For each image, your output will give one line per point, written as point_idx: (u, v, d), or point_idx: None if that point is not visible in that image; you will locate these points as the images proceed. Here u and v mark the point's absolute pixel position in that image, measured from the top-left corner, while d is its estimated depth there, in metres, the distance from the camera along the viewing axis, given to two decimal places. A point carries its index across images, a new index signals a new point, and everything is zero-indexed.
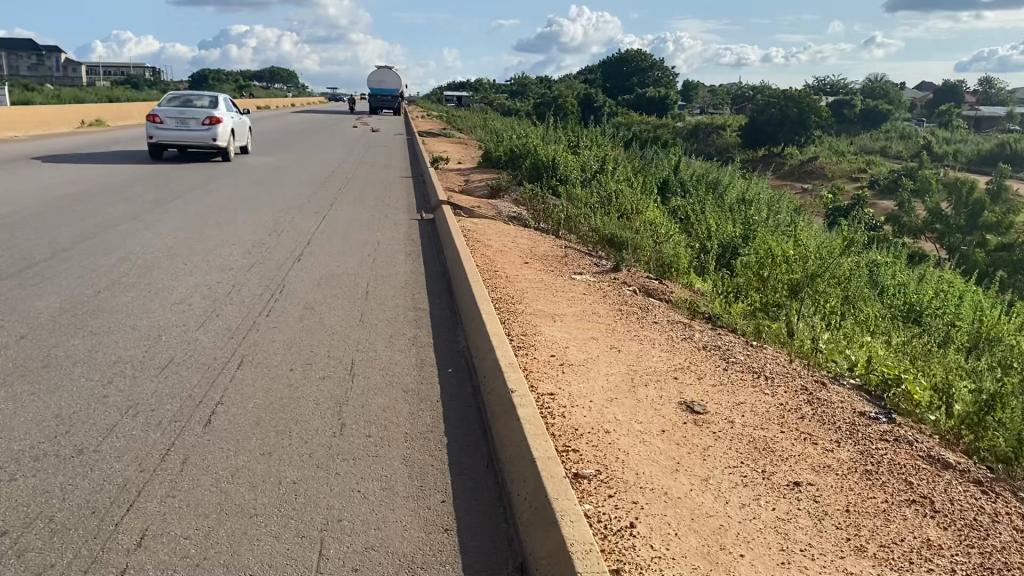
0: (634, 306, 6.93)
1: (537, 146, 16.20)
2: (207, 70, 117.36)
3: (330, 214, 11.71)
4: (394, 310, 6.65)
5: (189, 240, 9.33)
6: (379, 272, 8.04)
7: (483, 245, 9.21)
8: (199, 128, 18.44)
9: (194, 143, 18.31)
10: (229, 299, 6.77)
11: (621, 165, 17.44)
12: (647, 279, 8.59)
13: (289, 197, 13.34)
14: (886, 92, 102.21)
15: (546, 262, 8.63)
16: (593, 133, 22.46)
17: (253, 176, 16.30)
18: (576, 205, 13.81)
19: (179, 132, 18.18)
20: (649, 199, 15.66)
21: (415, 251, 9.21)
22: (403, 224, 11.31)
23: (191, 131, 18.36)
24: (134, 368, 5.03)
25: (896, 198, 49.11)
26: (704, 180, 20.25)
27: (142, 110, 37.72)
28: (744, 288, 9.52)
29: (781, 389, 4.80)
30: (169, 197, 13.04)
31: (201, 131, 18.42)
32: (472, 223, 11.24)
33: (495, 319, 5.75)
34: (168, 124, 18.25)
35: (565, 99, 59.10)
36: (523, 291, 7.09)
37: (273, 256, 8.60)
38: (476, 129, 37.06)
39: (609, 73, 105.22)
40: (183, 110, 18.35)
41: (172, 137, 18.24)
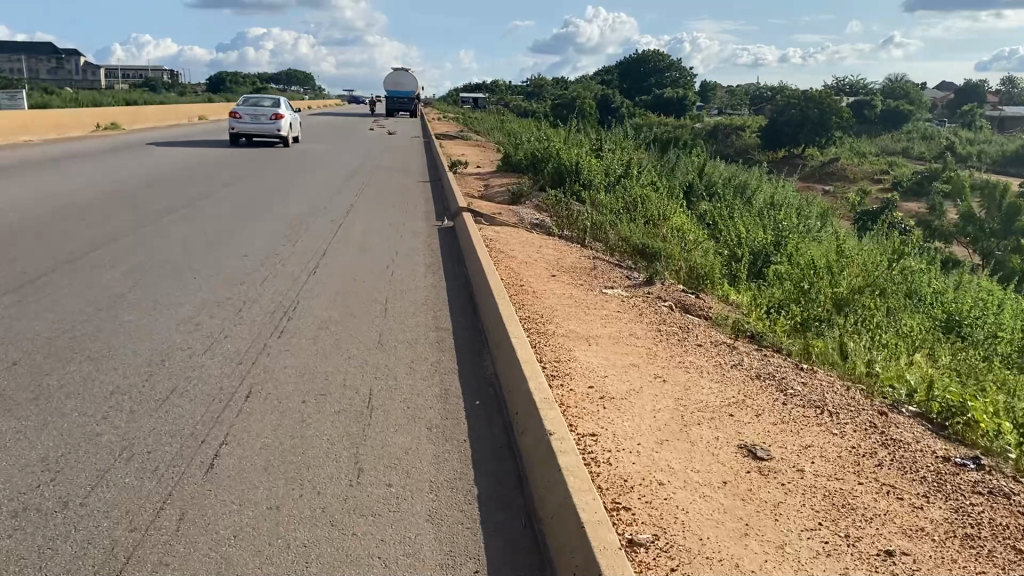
0: (673, 327, 6.42)
1: (559, 150, 15.71)
2: (225, 73, 117.70)
3: (346, 222, 11.27)
4: (414, 330, 6.19)
5: (199, 252, 8.91)
6: (398, 286, 7.59)
7: (507, 256, 8.73)
8: (269, 122, 24.32)
9: (265, 134, 24.27)
10: (239, 318, 6.33)
11: (644, 169, 16.94)
12: (682, 292, 8.09)
13: (304, 204, 12.92)
14: (908, 92, 100.97)
15: (574, 275, 8.14)
16: (614, 135, 21.94)
17: (268, 181, 15.91)
18: (601, 211, 13.31)
19: (254, 126, 24.08)
20: (676, 204, 15.15)
21: (435, 263, 8.76)
22: (422, 233, 10.86)
23: (263, 125, 24.31)
24: (132, 401, 4.59)
25: (921, 199, 48.24)
26: (730, 184, 19.70)
27: (158, 113, 37.53)
28: (783, 302, 9.01)
29: (849, 427, 4.30)
30: (180, 203, 12.64)
31: (271, 124, 24.28)
32: (494, 232, 10.77)
33: (525, 342, 5.27)
34: (246, 119, 24.41)
35: (583, 100, 58.58)
36: (552, 309, 6.60)
37: (286, 269, 8.16)
38: (494, 132, 36.61)
39: (626, 74, 104.55)
40: (257, 110, 24.41)
41: (249, 129, 24.35)
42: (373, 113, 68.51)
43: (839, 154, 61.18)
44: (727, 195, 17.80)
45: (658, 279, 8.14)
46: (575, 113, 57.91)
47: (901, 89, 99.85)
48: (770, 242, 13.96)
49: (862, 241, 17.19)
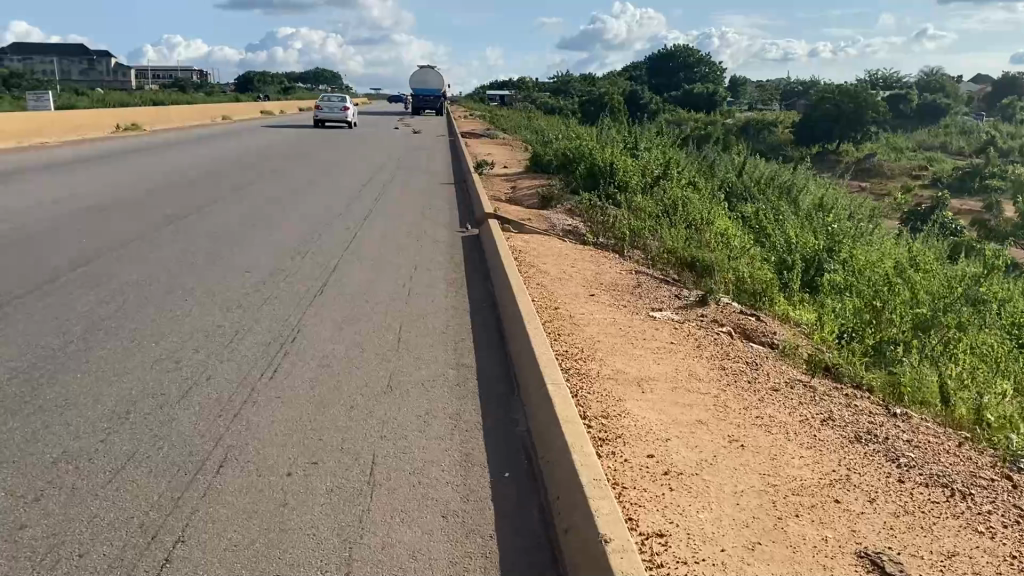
0: (738, 363, 5.42)
1: (593, 149, 14.71)
2: (253, 73, 117.95)
3: (362, 231, 10.37)
4: (432, 367, 5.25)
5: (197, 267, 8.04)
6: (415, 310, 6.66)
7: (539, 272, 7.77)
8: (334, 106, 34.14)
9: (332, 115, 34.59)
10: (229, 353, 5.45)
11: (684, 168, 15.87)
12: (741, 314, 7.07)
13: (320, 210, 12.03)
14: (945, 86, 98.40)
15: (617, 293, 7.16)
16: (648, 132, 20.88)
17: (284, 185, 15.06)
18: (639, 215, 12.30)
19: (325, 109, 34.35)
20: (718, 207, 14.09)
21: (459, 280, 7.81)
22: (444, 243, 9.93)
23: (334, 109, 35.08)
24: (77, 474, 3.68)
25: (962, 196, 46.62)
26: (773, 183, 18.55)
27: (181, 114, 36.95)
28: (851, 322, 7.97)
29: (996, 523, 3.29)
30: (187, 210, 11.81)
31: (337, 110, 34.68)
32: (523, 241, 9.80)
33: (566, 393, 4.29)
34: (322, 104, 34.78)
35: (612, 95, 57.36)
36: (595, 339, 5.63)
37: (290, 287, 7.26)
38: (521, 129, 35.64)
39: (655, 70, 102.90)
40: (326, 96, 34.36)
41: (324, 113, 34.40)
42: (400, 112, 67.68)
43: (877, 149, 59.38)
44: (771, 196, 16.68)
45: (712, 299, 7.13)
46: (604, 110, 56.65)
47: (938, 82, 97.29)
48: (823, 248, 12.86)
49: (918, 245, 16.01)
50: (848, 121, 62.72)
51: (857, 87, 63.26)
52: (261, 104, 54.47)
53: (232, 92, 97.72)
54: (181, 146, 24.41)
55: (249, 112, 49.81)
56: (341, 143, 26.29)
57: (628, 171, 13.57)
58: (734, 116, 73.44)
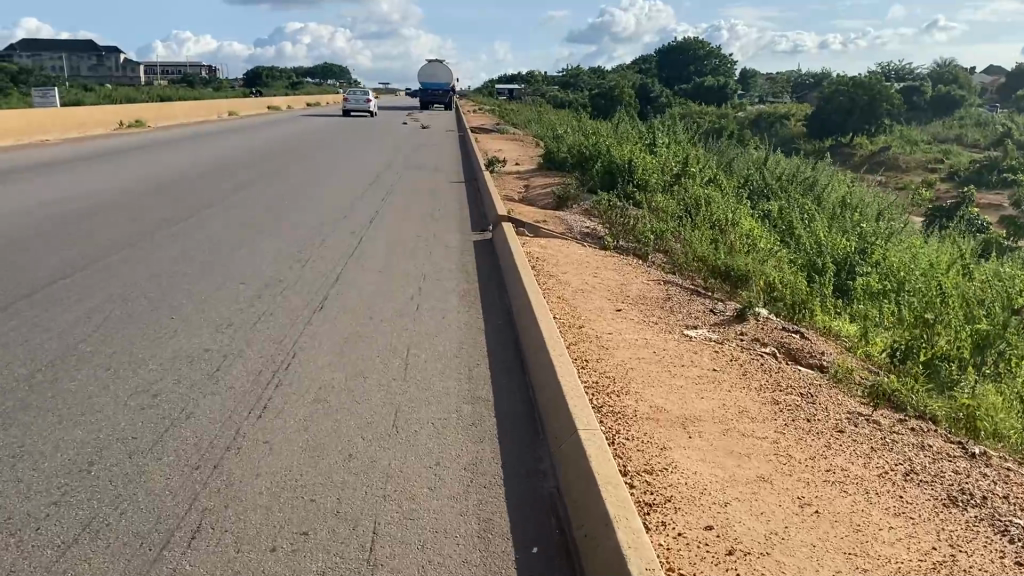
0: (791, 395, 4.78)
1: (609, 146, 14.05)
2: (261, 68, 117.46)
3: (368, 235, 9.75)
4: (444, 400, 4.62)
5: (189, 278, 7.43)
6: (425, 328, 6.02)
7: (559, 283, 7.13)
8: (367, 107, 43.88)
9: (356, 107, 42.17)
10: (215, 384, 4.83)
11: (705, 166, 15.16)
12: (783, 331, 6.43)
13: (323, 212, 11.41)
14: (959, 78, 96.97)
15: (645, 308, 6.52)
16: (664, 127, 20.17)
17: (288, 185, 14.46)
18: (661, 216, 11.63)
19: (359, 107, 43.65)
20: (742, 208, 13.39)
21: (472, 293, 7.18)
22: (455, 248, 9.30)
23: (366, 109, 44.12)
24: (20, 551, 3.07)
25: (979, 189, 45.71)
26: (795, 179, 17.84)
27: (186, 110, 36.41)
28: (899, 338, 7.30)
29: None
30: (184, 213, 11.19)
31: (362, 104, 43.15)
32: (538, 245, 9.16)
33: (602, 442, 3.67)
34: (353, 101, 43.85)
35: (622, 88, 56.57)
36: (627, 366, 4.99)
37: (288, 302, 6.64)
38: (531, 124, 34.96)
39: (665, 63, 101.85)
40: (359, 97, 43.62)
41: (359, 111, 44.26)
42: (408, 106, 67.02)
43: (892, 141, 58.36)
44: (795, 194, 15.97)
45: (751, 314, 6.47)
46: (614, 104, 55.78)
47: (952, 73, 95.70)
48: (854, 250, 12.17)
49: (949, 245, 15.27)
50: (863, 113, 61.69)
51: (871, 79, 62.20)
52: (267, 100, 53.85)
53: (239, 87, 97.21)
54: (183, 143, 23.81)
55: (255, 108, 49.19)
56: (348, 140, 25.66)
57: (649, 168, 12.89)
58: (745, 109, 72.45)
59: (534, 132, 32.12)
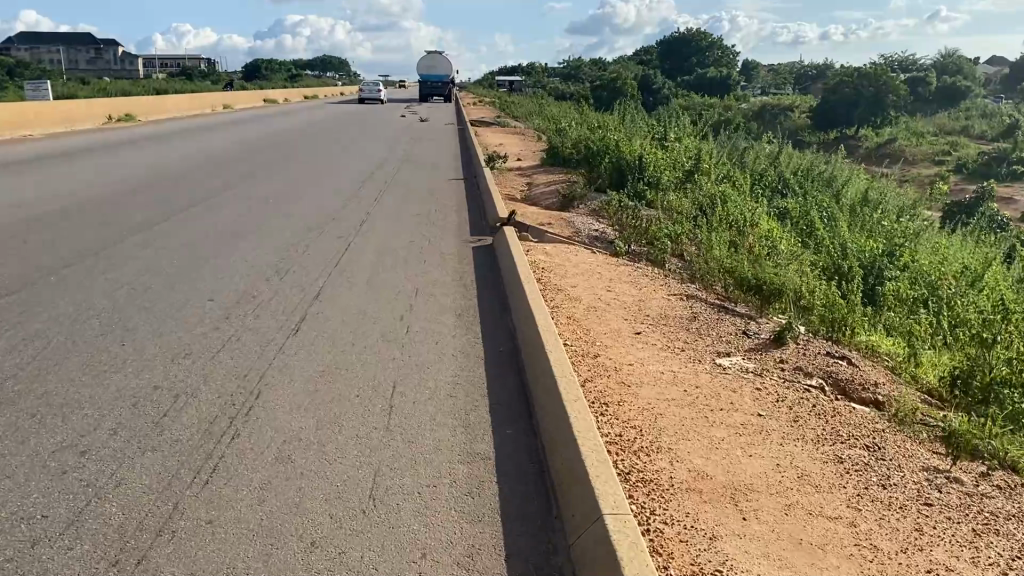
0: (856, 449, 3.94)
1: (617, 140, 13.17)
2: (261, 60, 116.53)
3: (357, 241, 8.91)
4: (433, 458, 3.79)
5: (151, 295, 6.59)
6: (414, 357, 5.19)
7: (569, 299, 6.29)
8: None
9: None
10: (159, 436, 4.01)
11: (718, 162, 14.29)
12: (827, 356, 5.58)
13: (310, 215, 10.57)
14: (964, 69, 95.84)
15: (668, 329, 5.68)
16: (673, 120, 19.27)
17: (277, 183, 13.61)
18: (675, 217, 10.77)
19: None
20: (760, 208, 12.55)
21: (470, 311, 6.34)
22: (451, 256, 8.47)
23: None
24: None
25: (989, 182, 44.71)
26: (811, 174, 16.96)
27: (178, 103, 35.48)
28: (953, 360, 6.45)
29: None
30: (159, 216, 10.34)
31: None
32: (543, 250, 8.31)
33: (636, 537, 2.84)
34: None
35: (625, 80, 55.56)
36: (655, 410, 4.16)
37: (259, 325, 5.81)
38: (533, 117, 34.07)
39: (667, 53, 100.71)
40: None
41: None
42: (407, 99, 66.03)
43: (898, 133, 57.36)
44: (813, 192, 15.10)
45: (790, 336, 5.62)
46: (617, 96, 54.82)
47: (957, 63, 94.61)
48: (882, 254, 11.33)
49: (977, 246, 14.40)
50: (869, 105, 60.74)
51: (877, 70, 61.18)
52: (263, 93, 52.90)
53: (237, 81, 96.18)
54: (173, 138, 22.93)
55: (252, 101, 48.23)
56: (344, 134, 24.79)
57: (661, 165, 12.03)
58: (748, 100, 71.46)
59: (535, 126, 31.25)
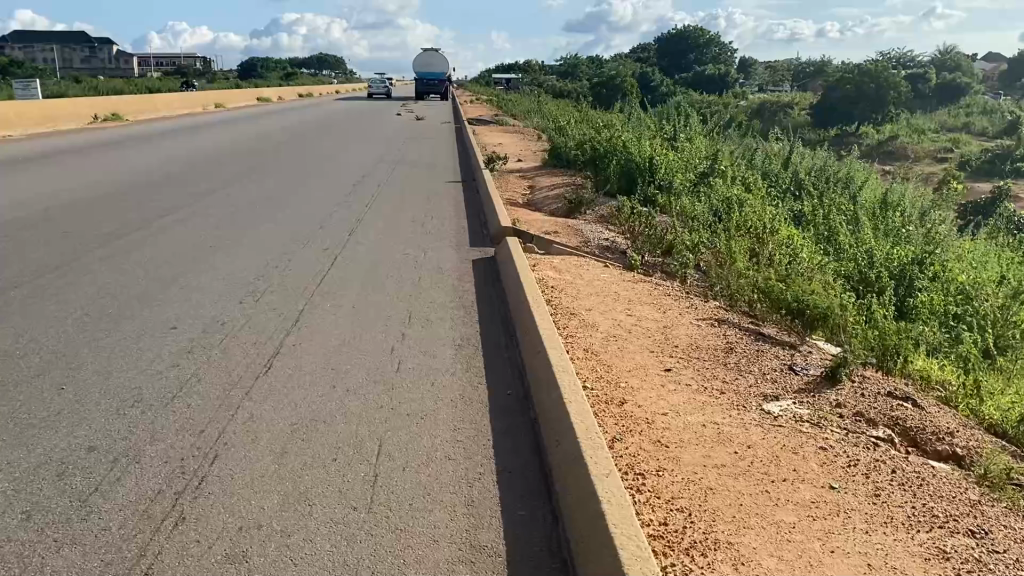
0: (959, 536, 3.17)
1: (625, 140, 12.36)
2: (256, 58, 115.60)
3: (346, 254, 8.09)
4: (427, 555, 2.98)
5: (107, 324, 5.78)
6: (404, 403, 4.37)
7: (584, 326, 5.48)
8: None
9: None
10: (83, 523, 3.19)
11: (731, 164, 13.48)
12: (888, 397, 4.79)
13: (296, 223, 9.75)
14: (963, 64, 94.99)
15: (702, 365, 4.88)
16: (680, 118, 18.45)
17: (263, 186, 12.78)
18: (690, 224, 9.96)
19: None
20: (778, 213, 11.74)
21: (470, 340, 5.53)
22: (448, 270, 7.65)
23: None
24: None
25: (993, 180, 43.94)
26: (826, 175, 16.15)
27: (168, 102, 34.61)
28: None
29: None
30: (132, 224, 9.51)
31: None
32: (550, 264, 7.50)
33: None
34: None
35: (624, 77, 54.73)
36: (703, 483, 3.37)
37: (226, 362, 4.99)
38: (532, 116, 33.22)
39: (664, 49, 99.80)
40: None
41: None
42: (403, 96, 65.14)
43: (900, 129, 56.58)
44: (829, 194, 14.30)
45: (845, 373, 4.83)
46: (615, 93, 53.99)
47: (956, 59, 93.85)
48: (911, 262, 10.53)
49: (1004, 250, 13.62)
50: (870, 101, 59.97)
51: (878, 66, 60.32)
52: (256, 91, 51.95)
53: (232, 78, 95.08)
54: (159, 137, 22.07)
55: (244, 100, 47.28)
56: (337, 134, 23.95)
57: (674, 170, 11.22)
58: (747, 97, 70.66)
59: (533, 124, 30.45)
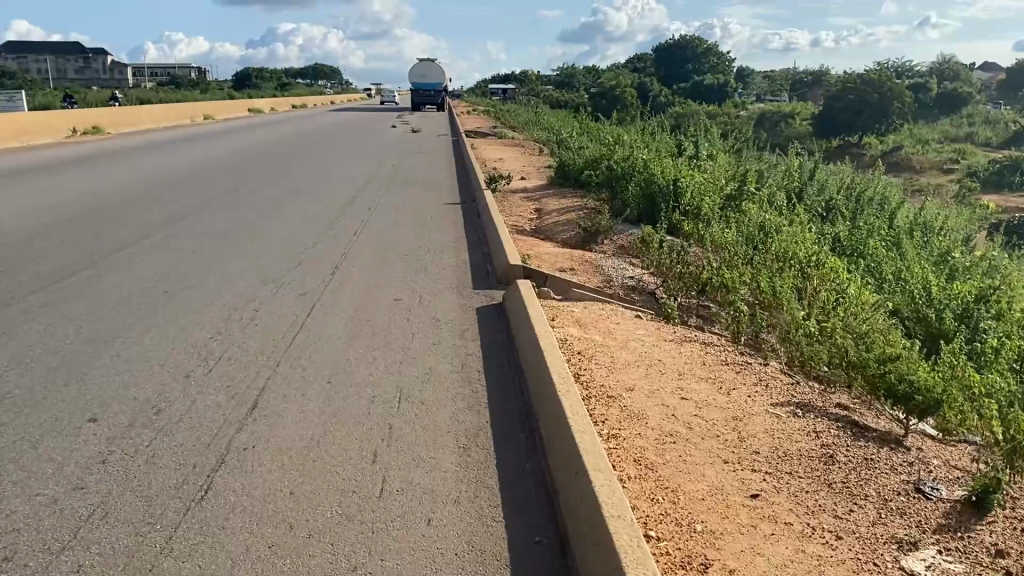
0: None
1: (644, 158, 11.10)
2: (250, 69, 114.49)
3: (326, 300, 6.78)
4: None
5: (9, 411, 4.46)
6: (390, 560, 3.06)
7: (630, 418, 4.16)
8: None
9: None
10: None
11: (758, 183, 12.21)
12: None
13: (271, 259, 8.44)
14: (961, 73, 93.96)
15: (800, 489, 3.57)
16: (696, 131, 17.15)
17: (239, 212, 11.48)
18: (725, 257, 8.65)
19: None
20: (817, 243, 10.48)
21: (478, 437, 4.20)
22: (448, 322, 6.35)
23: None
24: None
25: (1002, 191, 42.79)
26: (855, 193, 14.89)
27: (153, 113, 33.29)
28: None
29: None
30: (80, 260, 8.19)
31: None
32: (570, 315, 6.18)
33: None
34: None
35: (623, 87, 53.56)
36: None
37: (148, 482, 3.66)
38: (532, 128, 31.99)
39: (661, 58, 98.68)
40: None
41: None
42: (398, 106, 63.79)
43: (904, 140, 55.43)
44: (864, 217, 13.04)
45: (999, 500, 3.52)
46: (614, 104, 52.73)
47: (955, 68, 92.82)
48: (973, 300, 9.25)
49: None
50: (873, 111, 58.83)
51: (880, 76, 59.25)
52: (247, 102, 50.56)
53: (225, 89, 93.65)
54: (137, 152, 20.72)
55: (235, 111, 45.95)
56: (328, 148, 22.63)
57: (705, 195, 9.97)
58: (748, 106, 69.47)
59: (533, 138, 29.22)
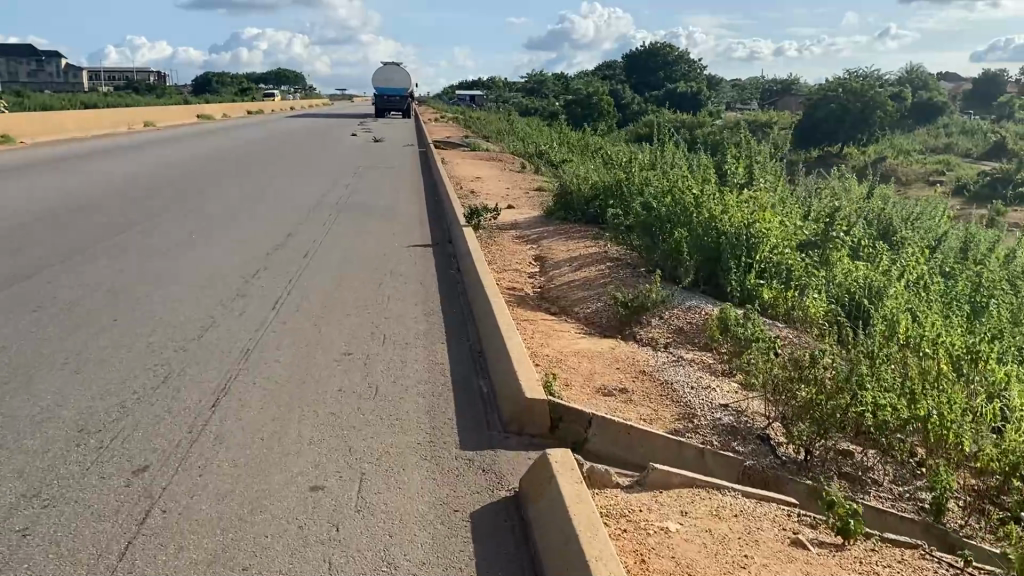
0: None
1: (694, 188, 7.89)
2: (210, 75, 110.02)
3: (174, 501, 3.49)
4: None
5: None
6: None
7: None
8: None
9: None
10: None
11: (837, 217, 9.07)
12: None
13: (124, 368, 5.13)
14: (933, 82, 92.25)
15: None
16: (724, 148, 14.02)
17: (117, 264, 8.09)
18: (856, 359, 5.52)
19: None
20: (942, 314, 7.41)
21: None
22: (415, 556, 3.09)
23: None
24: None
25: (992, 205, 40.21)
26: (930, 229, 11.84)
27: (79, 120, 29.41)
28: None
29: None
30: None
31: None
32: (672, 559, 2.96)
33: None
34: None
35: (599, 93, 50.49)
36: None
37: None
38: (507, 140, 28.77)
39: (633, 65, 95.73)
40: None
41: None
42: (359, 115, 59.80)
43: (888, 150, 52.92)
44: (962, 265, 9.98)
45: None
46: (589, 114, 49.53)
47: (928, 74, 90.45)
48: None
49: None
50: (855, 121, 56.25)
51: (864, 84, 56.66)
52: (194, 107, 46.40)
53: (178, 94, 88.89)
54: (37, 166, 17.13)
55: (181, 119, 41.94)
56: (273, 162, 19.22)
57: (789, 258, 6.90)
58: (725, 115, 66.54)
59: (511, 151, 26.03)
